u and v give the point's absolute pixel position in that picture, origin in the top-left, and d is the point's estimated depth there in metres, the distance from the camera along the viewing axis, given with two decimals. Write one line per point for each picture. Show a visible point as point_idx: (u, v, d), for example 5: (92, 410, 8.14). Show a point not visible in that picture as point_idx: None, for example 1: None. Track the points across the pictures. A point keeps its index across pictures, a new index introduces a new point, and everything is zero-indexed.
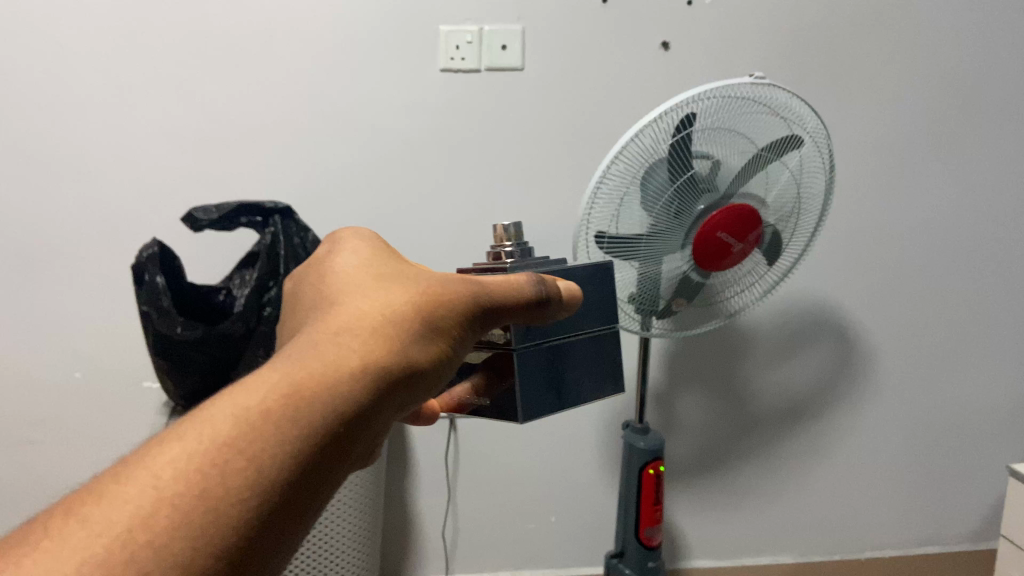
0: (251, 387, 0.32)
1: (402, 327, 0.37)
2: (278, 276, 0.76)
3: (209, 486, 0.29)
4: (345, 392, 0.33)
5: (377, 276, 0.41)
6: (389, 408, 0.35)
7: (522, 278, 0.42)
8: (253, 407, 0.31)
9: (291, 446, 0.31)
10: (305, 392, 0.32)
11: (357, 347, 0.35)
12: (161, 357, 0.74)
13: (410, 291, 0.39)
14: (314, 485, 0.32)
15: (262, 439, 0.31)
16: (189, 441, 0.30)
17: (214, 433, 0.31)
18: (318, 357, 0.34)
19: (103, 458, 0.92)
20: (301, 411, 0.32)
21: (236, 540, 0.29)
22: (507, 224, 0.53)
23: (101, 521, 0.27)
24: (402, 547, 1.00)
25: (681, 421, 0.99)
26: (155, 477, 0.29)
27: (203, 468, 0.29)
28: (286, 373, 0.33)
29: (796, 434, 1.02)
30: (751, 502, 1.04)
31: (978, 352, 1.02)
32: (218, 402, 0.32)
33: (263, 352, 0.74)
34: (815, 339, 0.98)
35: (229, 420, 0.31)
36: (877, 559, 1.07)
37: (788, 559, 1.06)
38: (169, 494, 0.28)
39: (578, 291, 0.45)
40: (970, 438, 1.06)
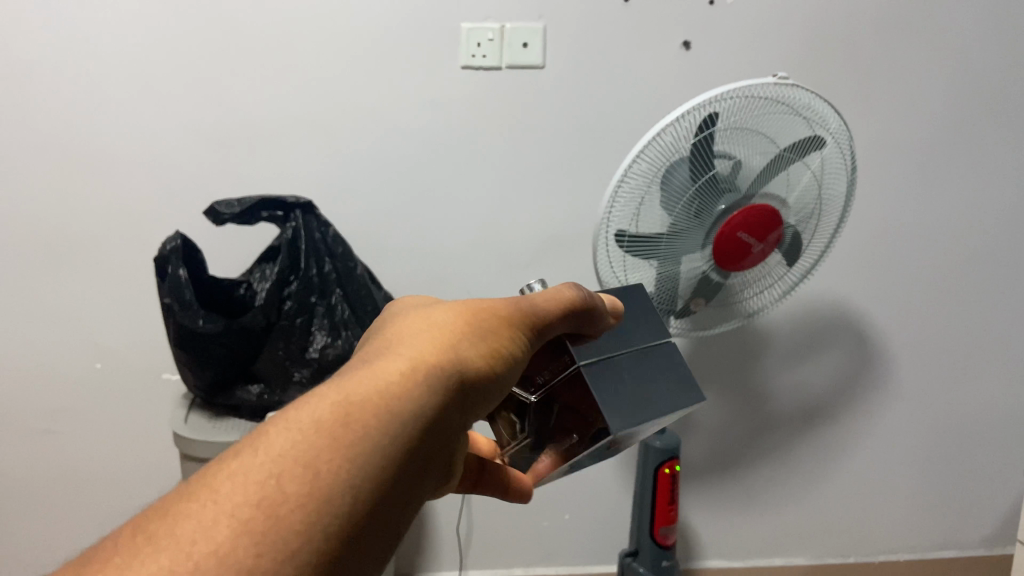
0: (305, 403, 0.34)
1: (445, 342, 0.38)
2: (299, 270, 0.77)
3: (268, 495, 0.30)
4: (395, 398, 0.34)
5: (421, 309, 0.43)
6: (444, 416, 0.36)
7: (569, 290, 0.44)
8: (306, 420, 0.33)
9: (346, 451, 0.32)
10: (355, 402, 0.34)
11: (403, 360, 0.36)
12: (182, 349, 0.75)
13: (452, 313, 0.41)
14: (374, 489, 0.32)
15: (317, 447, 0.32)
16: (246, 457, 0.32)
17: (270, 446, 0.32)
18: (363, 373, 0.35)
19: (127, 443, 0.95)
20: (351, 419, 0.33)
21: (300, 544, 0.29)
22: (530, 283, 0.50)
23: (167, 537, 0.29)
24: (417, 543, 1.01)
25: (698, 422, 0.99)
26: (215, 492, 0.30)
27: (261, 478, 0.30)
28: (335, 390, 0.34)
29: (812, 435, 1.02)
30: (767, 504, 1.04)
31: (997, 356, 1.01)
32: (273, 420, 0.34)
33: (282, 345, 0.76)
34: (834, 340, 0.97)
35: (284, 434, 0.32)
36: (888, 563, 1.08)
37: (800, 562, 1.08)
38: (230, 505, 0.29)
39: (620, 304, 0.48)
40: (986, 443, 1.05)
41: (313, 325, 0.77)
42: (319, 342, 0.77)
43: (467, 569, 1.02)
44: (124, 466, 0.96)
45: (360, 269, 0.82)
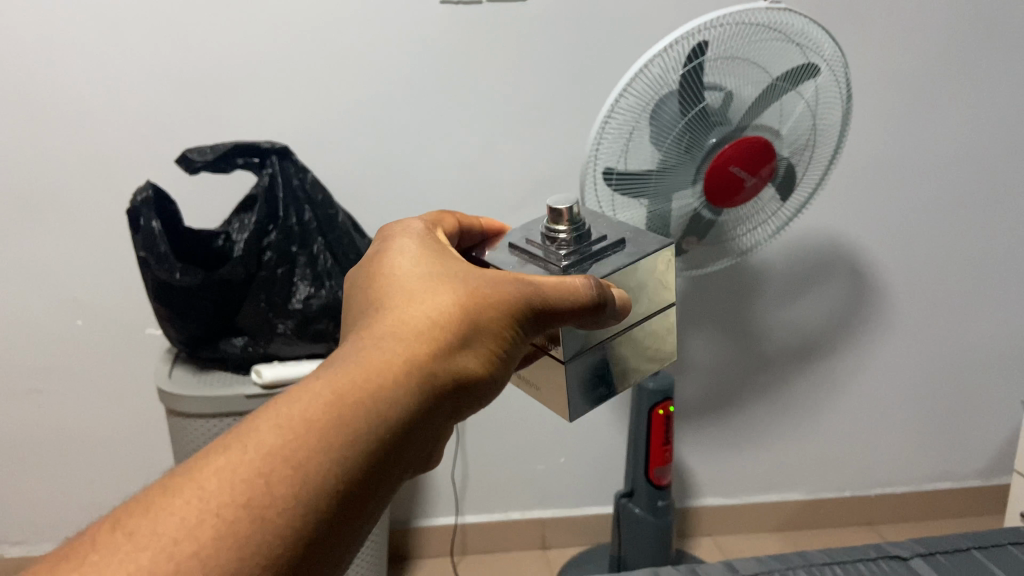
0: (298, 399, 0.36)
1: (438, 327, 0.39)
2: (277, 219, 0.75)
3: (252, 497, 0.32)
4: (381, 403, 0.36)
5: (424, 278, 0.42)
6: (431, 413, 0.38)
7: (580, 278, 0.40)
8: (294, 420, 0.35)
9: (329, 458, 0.34)
10: (342, 404, 0.35)
11: (393, 355, 0.38)
12: (162, 303, 0.73)
13: (450, 290, 0.41)
14: (358, 491, 0.35)
15: (302, 451, 0.34)
16: (236, 451, 0.34)
17: (258, 444, 0.34)
18: (354, 369, 0.37)
19: (116, 400, 0.94)
20: (338, 423, 0.35)
21: (280, 546, 0.32)
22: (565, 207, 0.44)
23: (150, 533, 0.31)
24: (413, 491, 1.00)
25: (692, 362, 0.98)
26: (200, 488, 0.33)
27: (246, 478, 0.33)
28: (325, 388, 0.36)
29: (806, 371, 1.01)
30: (763, 441, 1.04)
31: (996, 288, 0.99)
32: (266, 412, 0.35)
33: (264, 297, 0.75)
34: (829, 276, 0.95)
35: (273, 431, 0.34)
36: (884, 495, 1.09)
37: (797, 496, 1.08)
38: (216, 505, 0.32)
39: (628, 301, 0.42)
40: (983, 375, 1.05)
41: (295, 276, 0.76)
42: (303, 292, 0.76)
43: (463, 513, 1.02)
44: (112, 422, 0.95)
45: (343, 216, 0.79)
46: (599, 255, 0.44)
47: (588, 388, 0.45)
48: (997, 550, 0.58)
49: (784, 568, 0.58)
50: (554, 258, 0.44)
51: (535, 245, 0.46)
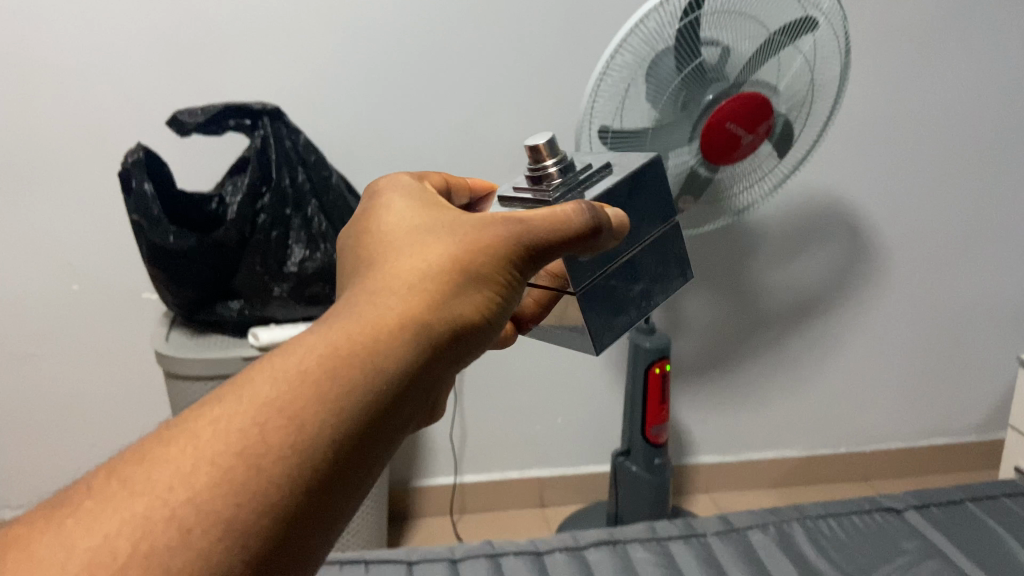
0: (295, 348, 0.32)
1: (440, 272, 0.36)
2: (271, 182, 0.74)
3: (247, 447, 0.29)
4: (382, 350, 0.33)
5: (421, 227, 0.39)
6: (437, 363, 0.35)
7: (571, 205, 0.37)
8: (292, 368, 0.31)
9: (329, 406, 0.31)
10: (342, 352, 0.32)
11: (394, 303, 0.34)
12: (157, 267, 0.73)
13: (449, 237, 0.38)
14: (361, 444, 0.31)
15: (304, 399, 0.31)
16: (230, 400, 0.31)
17: (254, 393, 0.31)
18: (354, 317, 0.34)
19: (114, 366, 0.94)
20: (338, 370, 0.32)
21: (278, 498, 0.29)
22: (545, 139, 0.42)
23: (142, 482, 0.28)
24: (412, 452, 1.01)
25: (689, 322, 0.98)
26: (194, 439, 0.29)
27: (241, 428, 0.30)
28: (325, 336, 0.33)
29: (803, 330, 1.01)
30: (758, 399, 1.05)
31: (993, 245, 0.99)
32: (263, 363, 0.32)
33: (259, 261, 0.74)
34: (826, 235, 0.95)
35: (270, 379, 0.31)
36: (879, 452, 1.10)
37: (792, 454, 1.09)
38: (210, 454, 0.29)
39: (624, 219, 0.39)
40: (979, 332, 1.05)
41: (290, 239, 0.76)
42: (298, 255, 0.76)
43: (462, 474, 1.03)
44: (111, 387, 0.95)
45: (336, 178, 0.79)
46: (589, 182, 0.42)
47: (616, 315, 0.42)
48: (990, 502, 0.59)
49: (778, 521, 0.59)
50: (546, 193, 0.41)
51: (525, 190, 0.43)
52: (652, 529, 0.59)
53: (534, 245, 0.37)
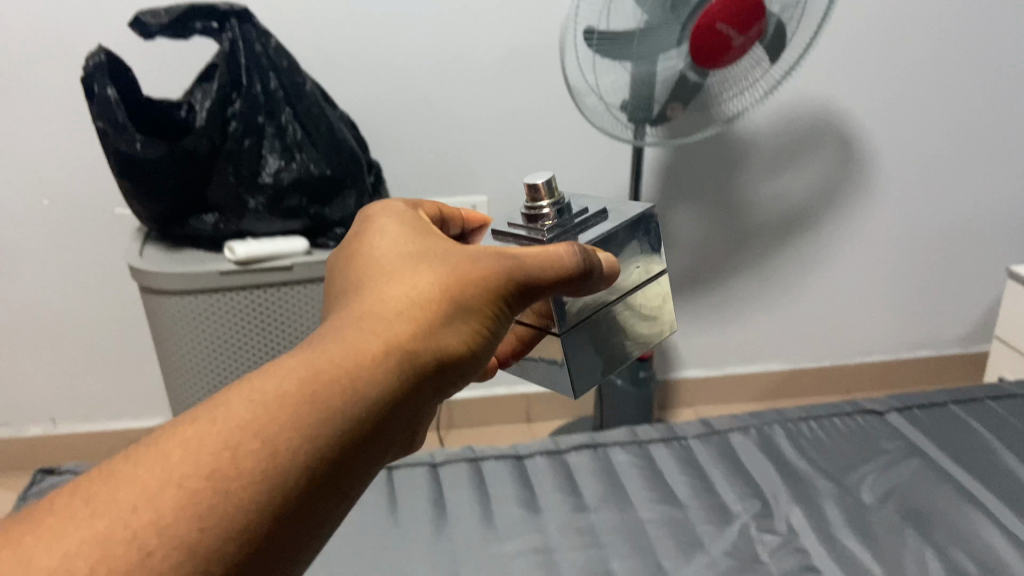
0: (272, 369, 0.28)
1: (429, 297, 0.31)
2: (241, 87, 0.71)
3: (219, 468, 0.25)
4: (365, 376, 0.28)
5: (406, 256, 0.34)
6: (421, 398, 0.30)
7: (563, 246, 0.31)
8: (269, 389, 0.27)
9: (309, 434, 0.26)
10: (328, 375, 0.28)
11: (384, 326, 0.30)
12: (126, 178, 0.70)
13: (437, 265, 0.33)
14: (335, 478, 0.27)
15: (285, 422, 0.26)
16: (202, 419, 0.26)
17: (229, 412, 0.26)
18: (336, 341, 0.29)
19: (87, 286, 0.92)
20: (320, 393, 0.27)
21: (249, 529, 0.24)
22: (540, 180, 0.33)
23: (106, 500, 0.23)
24: None
25: (675, 236, 0.96)
26: (164, 457, 0.25)
27: (215, 448, 0.25)
28: (305, 358, 0.28)
29: (791, 243, 1.00)
30: (743, 314, 1.04)
31: (988, 155, 0.97)
32: (238, 383, 0.27)
33: (232, 170, 0.72)
34: (816, 146, 0.93)
35: (247, 397, 0.26)
36: (863, 365, 1.10)
37: (777, 367, 1.09)
38: (178, 474, 0.24)
39: (615, 265, 0.32)
40: (971, 245, 1.04)
41: (263, 148, 0.73)
42: (272, 165, 0.73)
43: None
44: (85, 309, 0.93)
45: (311, 85, 0.76)
46: (588, 227, 0.33)
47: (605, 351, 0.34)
48: (974, 404, 0.58)
49: (760, 424, 0.58)
50: (540, 239, 0.33)
51: (515, 231, 0.35)
52: (634, 433, 0.59)
53: (522, 281, 0.32)
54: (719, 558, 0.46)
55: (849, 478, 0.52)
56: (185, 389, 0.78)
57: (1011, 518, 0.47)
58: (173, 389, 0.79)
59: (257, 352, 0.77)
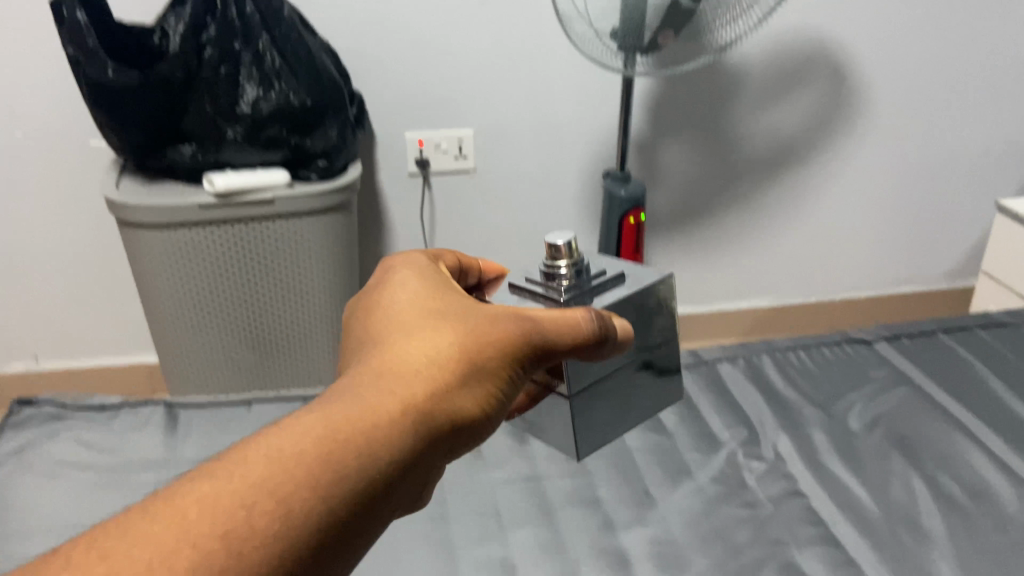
0: (291, 424, 0.25)
1: (450, 357, 0.28)
2: (216, 11, 0.68)
3: (235, 531, 0.22)
4: (384, 441, 0.25)
5: (427, 303, 0.31)
6: (433, 467, 0.27)
7: (580, 311, 0.28)
8: (288, 448, 0.24)
9: (325, 503, 0.24)
10: (341, 436, 0.25)
11: (400, 382, 0.27)
12: (99, 107, 0.68)
13: (459, 319, 0.30)
14: (342, 551, 0.24)
15: (292, 487, 0.23)
16: (218, 475, 0.24)
17: (246, 470, 0.24)
18: (354, 400, 0.26)
19: (60, 220, 0.89)
20: (339, 457, 0.24)
21: None
22: (560, 240, 0.29)
23: (118, 557, 0.21)
24: None
25: (665, 171, 0.94)
26: (179, 516, 0.22)
27: (230, 510, 0.23)
28: (324, 416, 0.25)
29: (781, 178, 0.98)
30: (732, 250, 1.03)
31: (982, 85, 0.96)
32: (257, 438, 0.25)
33: (208, 100, 0.70)
34: (808, 78, 0.91)
35: (255, 455, 0.24)
36: (848, 300, 1.10)
37: (764, 304, 1.08)
38: (193, 536, 0.22)
39: (629, 333, 0.28)
40: (962, 179, 1.03)
41: (240, 76, 0.70)
42: (250, 94, 0.70)
43: None
44: (57, 245, 0.90)
45: (289, 10, 0.72)
46: (609, 297, 0.30)
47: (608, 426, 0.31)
48: (965, 334, 0.53)
49: None
50: (555, 301, 0.30)
51: (530, 289, 0.31)
52: None
53: (543, 345, 0.28)
54: (705, 484, 0.41)
55: (836, 406, 0.46)
56: (168, 326, 0.76)
57: (1001, 446, 0.42)
58: (155, 326, 0.77)
59: (239, 287, 0.75)
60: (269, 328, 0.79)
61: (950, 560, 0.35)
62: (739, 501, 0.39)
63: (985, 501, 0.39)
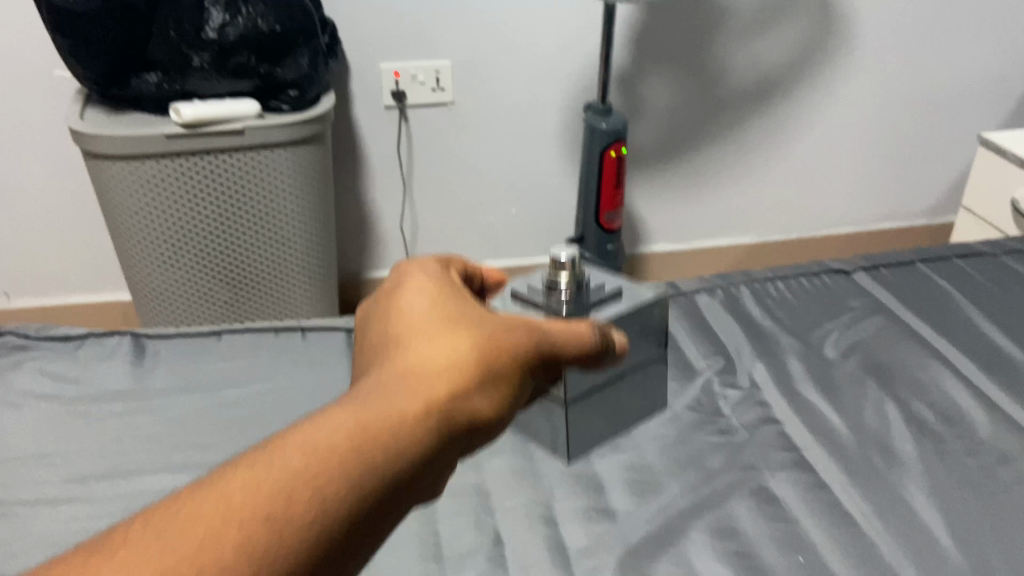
0: (321, 418, 0.22)
1: (475, 355, 0.25)
2: None
3: (270, 533, 0.19)
4: (415, 441, 0.22)
5: (443, 299, 0.28)
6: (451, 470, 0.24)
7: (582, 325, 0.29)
8: (320, 443, 0.21)
9: (361, 505, 0.21)
10: (372, 433, 0.22)
11: (414, 391, 0.23)
12: (59, 34, 0.65)
13: (478, 319, 0.27)
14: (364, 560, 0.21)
15: (303, 512, 0.20)
16: (246, 470, 0.20)
17: (277, 467, 0.20)
18: (383, 395, 0.23)
19: (24, 153, 0.86)
20: (374, 453, 0.21)
21: None
22: (565, 256, 0.36)
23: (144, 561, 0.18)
24: (359, 247, 0.94)
25: (647, 104, 0.93)
26: (207, 517, 0.19)
27: (263, 508, 0.19)
28: (355, 410, 0.22)
29: (764, 111, 0.97)
30: (714, 186, 1.02)
31: (965, 14, 0.96)
32: (284, 432, 0.22)
33: (173, 26, 0.67)
34: (791, 8, 0.90)
35: (259, 472, 0.20)
36: (830, 238, 1.10)
37: (745, 241, 1.07)
38: (225, 536, 0.19)
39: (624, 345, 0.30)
40: (945, 112, 1.03)
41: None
42: (216, 19, 0.67)
43: None
44: (22, 179, 0.87)
45: None
46: (606, 309, 0.36)
47: (597, 429, 0.38)
48: (942, 264, 0.53)
49: None
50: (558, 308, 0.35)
51: (532, 299, 0.36)
52: None
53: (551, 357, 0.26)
54: (681, 414, 0.40)
55: (812, 336, 0.46)
56: (138, 260, 0.74)
57: (974, 372, 0.43)
58: (125, 260, 0.75)
59: (211, 219, 0.73)
60: (243, 264, 0.76)
61: (921, 484, 0.35)
62: (713, 429, 0.39)
63: (957, 426, 0.39)
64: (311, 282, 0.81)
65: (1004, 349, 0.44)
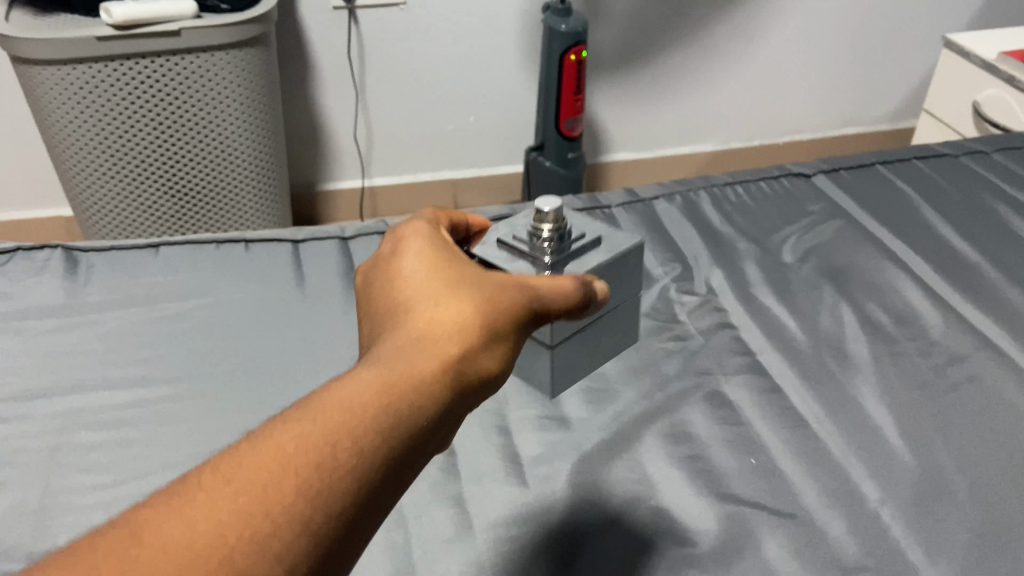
0: (351, 378, 0.21)
1: (491, 309, 0.25)
2: None
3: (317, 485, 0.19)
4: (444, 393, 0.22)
5: (449, 256, 0.27)
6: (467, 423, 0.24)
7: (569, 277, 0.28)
8: (355, 402, 0.21)
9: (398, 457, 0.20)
10: (402, 388, 0.21)
11: (436, 347, 0.23)
12: None
13: (485, 275, 0.26)
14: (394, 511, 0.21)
15: (347, 468, 0.19)
16: (283, 428, 0.20)
17: (315, 424, 0.20)
18: (405, 353, 0.23)
19: None
20: (407, 408, 0.21)
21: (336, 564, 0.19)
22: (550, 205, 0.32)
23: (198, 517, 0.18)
24: (312, 155, 0.91)
25: (608, 3, 0.89)
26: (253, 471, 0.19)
27: (308, 465, 0.19)
28: (383, 368, 0.22)
29: (729, 11, 0.94)
30: (677, 92, 0.99)
31: None
32: (315, 392, 0.21)
33: None
34: None
35: (302, 425, 0.20)
36: (792, 144, 1.09)
37: (707, 149, 1.06)
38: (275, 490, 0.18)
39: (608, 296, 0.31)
40: (911, 13, 1.01)
41: None
42: None
43: (371, 178, 0.95)
44: None
45: None
46: (587, 260, 0.33)
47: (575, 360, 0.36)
48: (901, 165, 0.52)
49: None
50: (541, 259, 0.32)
51: (515, 247, 0.33)
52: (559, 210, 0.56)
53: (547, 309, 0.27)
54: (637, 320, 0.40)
55: (770, 240, 0.46)
56: (80, 175, 0.70)
57: (929, 274, 0.42)
58: (66, 176, 0.71)
59: (156, 128, 0.69)
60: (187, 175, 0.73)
61: (873, 385, 0.36)
62: (669, 335, 0.39)
63: (910, 327, 0.39)
64: (263, 192, 0.78)
65: (958, 250, 0.44)
